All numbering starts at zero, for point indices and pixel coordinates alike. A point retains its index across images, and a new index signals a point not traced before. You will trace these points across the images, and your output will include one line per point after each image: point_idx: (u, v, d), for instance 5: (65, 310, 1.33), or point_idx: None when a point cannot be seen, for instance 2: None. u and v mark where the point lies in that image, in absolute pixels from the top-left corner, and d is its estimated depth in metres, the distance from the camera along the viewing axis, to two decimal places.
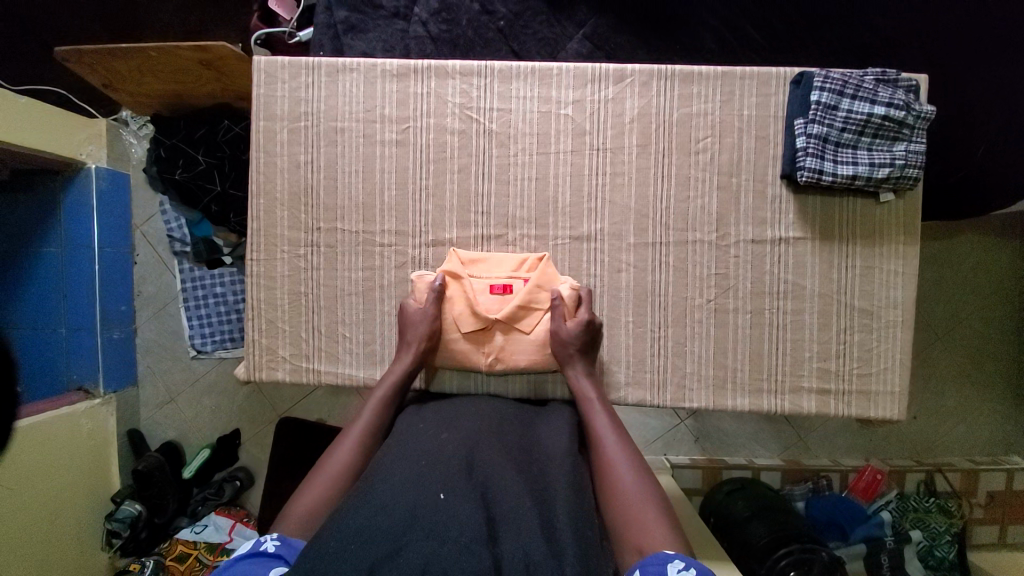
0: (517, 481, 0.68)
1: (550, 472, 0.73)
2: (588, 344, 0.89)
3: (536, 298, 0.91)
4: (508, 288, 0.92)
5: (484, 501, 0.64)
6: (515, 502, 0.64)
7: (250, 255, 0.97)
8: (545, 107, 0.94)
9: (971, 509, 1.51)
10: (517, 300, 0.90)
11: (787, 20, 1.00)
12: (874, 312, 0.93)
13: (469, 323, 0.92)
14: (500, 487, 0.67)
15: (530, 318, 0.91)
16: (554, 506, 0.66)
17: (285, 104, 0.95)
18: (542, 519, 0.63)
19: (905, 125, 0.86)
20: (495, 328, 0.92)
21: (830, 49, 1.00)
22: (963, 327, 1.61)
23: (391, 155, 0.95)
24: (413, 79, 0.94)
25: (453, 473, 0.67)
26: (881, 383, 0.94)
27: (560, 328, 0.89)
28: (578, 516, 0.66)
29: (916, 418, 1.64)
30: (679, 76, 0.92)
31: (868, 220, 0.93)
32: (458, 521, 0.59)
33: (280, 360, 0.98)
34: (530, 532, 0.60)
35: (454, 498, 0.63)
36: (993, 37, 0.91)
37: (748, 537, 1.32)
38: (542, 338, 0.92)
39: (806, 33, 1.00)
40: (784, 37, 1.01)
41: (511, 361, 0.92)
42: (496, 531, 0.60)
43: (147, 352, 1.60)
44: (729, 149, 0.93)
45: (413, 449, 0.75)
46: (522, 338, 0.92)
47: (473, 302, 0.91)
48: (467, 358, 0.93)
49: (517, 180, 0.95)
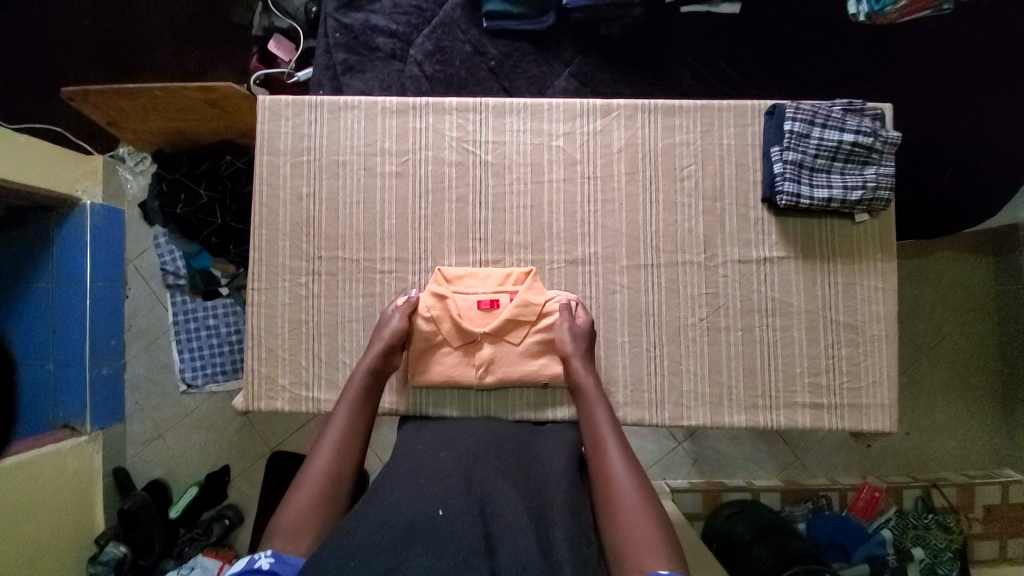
0: (516, 497, 0.69)
1: (549, 490, 0.74)
2: (586, 343, 0.92)
3: (524, 311, 0.94)
4: (494, 304, 0.95)
5: (482, 517, 0.65)
6: (513, 516, 0.65)
7: (251, 284, 0.98)
8: (537, 140, 0.99)
9: (971, 524, 1.55)
10: (504, 313, 0.94)
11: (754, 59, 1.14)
12: (858, 327, 0.97)
13: (456, 337, 0.95)
14: (498, 503, 0.67)
15: (514, 331, 0.95)
16: (552, 523, 0.67)
17: (288, 139, 0.99)
18: (540, 534, 0.64)
19: (874, 150, 0.92)
20: (483, 341, 0.95)
21: (772, 78, 1.14)
22: (945, 341, 1.68)
23: (391, 186, 0.98)
24: (411, 115, 0.98)
25: (451, 490, 0.68)
26: (872, 397, 0.96)
27: (565, 328, 0.92)
28: (576, 533, 0.67)
29: (909, 433, 1.67)
30: (662, 109, 0.98)
31: (846, 239, 0.97)
32: (456, 536, 0.60)
33: (279, 389, 0.97)
34: (527, 549, 0.61)
35: (454, 515, 0.64)
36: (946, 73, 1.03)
37: (751, 561, 1.32)
38: (529, 350, 0.95)
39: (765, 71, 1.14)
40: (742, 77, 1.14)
41: (500, 371, 0.94)
42: (494, 545, 0.61)
43: (136, 387, 1.57)
44: (711, 175, 0.98)
45: (414, 466, 0.75)
46: (509, 350, 0.95)
47: (460, 318, 0.94)
48: (454, 375, 0.94)
49: (513, 208, 0.98)
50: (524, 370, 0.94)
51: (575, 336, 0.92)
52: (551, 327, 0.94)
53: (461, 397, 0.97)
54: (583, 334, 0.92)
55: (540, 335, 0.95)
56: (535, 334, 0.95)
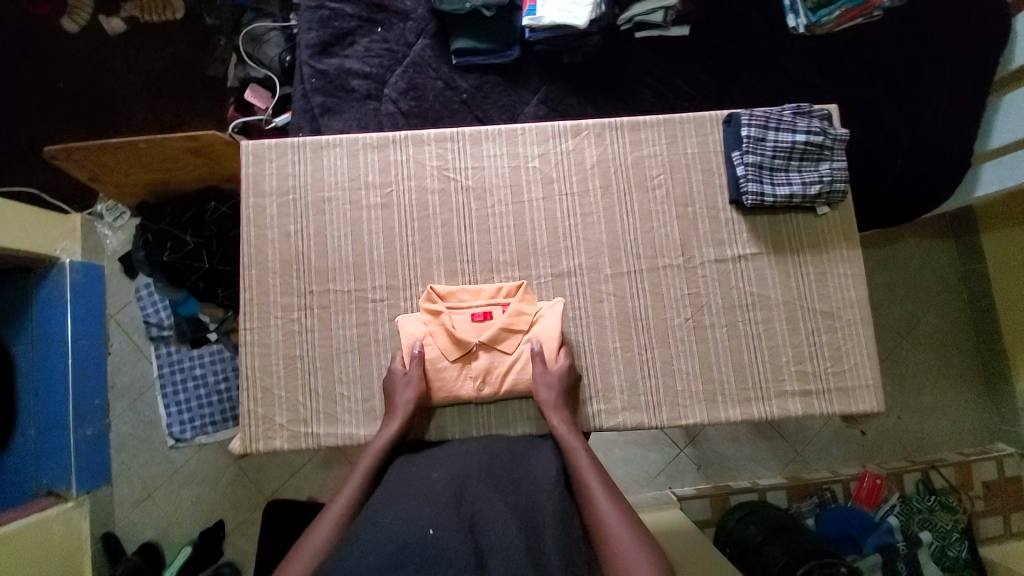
0: (505, 511, 0.70)
1: (537, 500, 0.76)
2: (567, 390, 0.94)
3: (517, 320, 0.96)
4: (487, 315, 0.97)
5: (473, 534, 0.66)
6: (504, 531, 0.66)
7: (243, 324, 0.98)
8: (514, 162, 1.03)
9: (972, 502, 1.62)
10: (497, 324, 0.96)
11: (696, 79, 1.30)
12: (834, 313, 1.01)
13: (451, 351, 0.95)
14: (488, 518, 0.68)
15: (509, 340, 0.96)
16: (542, 532, 0.69)
17: (273, 180, 1.01)
18: (529, 544, 0.66)
19: (825, 147, 0.99)
20: (479, 352, 0.96)
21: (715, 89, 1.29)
22: (923, 323, 1.75)
23: (377, 218, 1.00)
24: (392, 148, 1.02)
25: (442, 508, 0.70)
26: (856, 379, 1.00)
27: (542, 375, 0.93)
28: (565, 538, 0.70)
29: (902, 417, 1.71)
30: (628, 126, 1.04)
31: (812, 232, 1.02)
32: (447, 553, 0.62)
33: (277, 428, 0.96)
34: (517, 559, 0.62)
35: (445, 533, 0.65)
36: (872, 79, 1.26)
37: (764, 559, 1.38)
38: (523, 360, 0.96)
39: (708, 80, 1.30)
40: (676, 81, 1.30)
41: (497, 383, 0.95)
42: (485, 560, 0.63)
43: (122, 447, 1.52)
44: (681, 183, 1.03)
45: (405, 488, 0.76)
46: (505, 360, 0.96)
47: (456, 331, 0.95)
48: (453, 390, 0.95)
49: (497, 228, 1.01)
50: (521, 380, 0.95)
51: (549, 387, 0.93)
52: (540, 336, 0.96)
53: (462, 413, 0.98)
54: (559, 380, 0.93)
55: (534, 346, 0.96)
56: (527, 343, 0.97)
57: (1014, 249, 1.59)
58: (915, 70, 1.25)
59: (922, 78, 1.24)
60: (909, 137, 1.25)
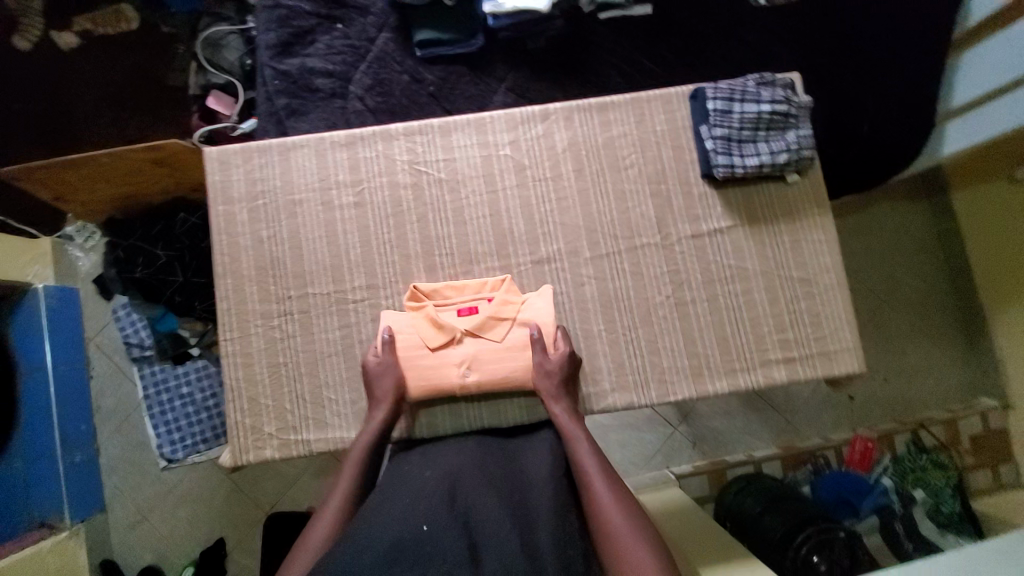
0: (499, 507, 0.71)
1: (532, 496, 0.77)
2: (568, 378, 0.94)
3: (505, 309, 0.96)
4: (473, 310, 0.96)
5: (467, 529, 0.67)
6: (497, 529, 0.67)
7: (223, 335, 0.97)
8: (485, 151, 1.02)
9: (962, 457, 1.67)
10: (484, 314, 0.95)
11: (661, 57, 1.32)
12: (811, 279, 1.03)
13: (435, 339, 0.95)
14: (482, 516, 0.69)
15: (496, 327, 0.96)
16: (537, 528, 0.71)
17: (242, 186, 0.99)
18: (524, 539, 0.68)
19: (790, 116, 1.00)
20: (464, 340, 0.95)
21: (682, 61, 1.32)
22: (902, 285, 1.79)
23: (351, 217, 0.99)
24: (360, 146, 1.00)
25: (437, 505, 0.69)
26: (837, 342, 1.02)
27: (542, 363, 0.94)
28: (560, 531, 0.71)
29: (887, 379, 1.75)
30: (596, 107, 1.04)
31: (784, 200, 1.03)
32: (441, 551, 0.63)
33: (266, 438, 0.95)
34: (512, 555, 0.65)
35: (439, 529, 0.66)
36: (832, 50, 1.32)
37: (764, 532, 1.42)
38: (513, 345, 0.96)
39: (670, 55, 1.32)
40: (641, 57, 1.32)
41: (482, 370, 0.95)
42: (480, 555, 0.64)
43: (113, 470, 1.50)
44: (652, 160, 1.04)
45: (400, 487, 0.76)
46: (491, 347, 0.95)
47: (440, 320, 0.95)
48: (436, 379, 0.94)
49: (474, 219, 1.01)
50: (509, 365, 0.95)
51: (549, 374, 0.93)
52: (537, 320, 0.96)
53: (446, 404, 0.98)
54: (561, 368, 0.93)
55: (520, 331, 0.96)
56: (517, 329, 0.96)
57: (981, 205, 1.66)
58: (866, 37, 1.31)
59: (872, 43, 1.31)
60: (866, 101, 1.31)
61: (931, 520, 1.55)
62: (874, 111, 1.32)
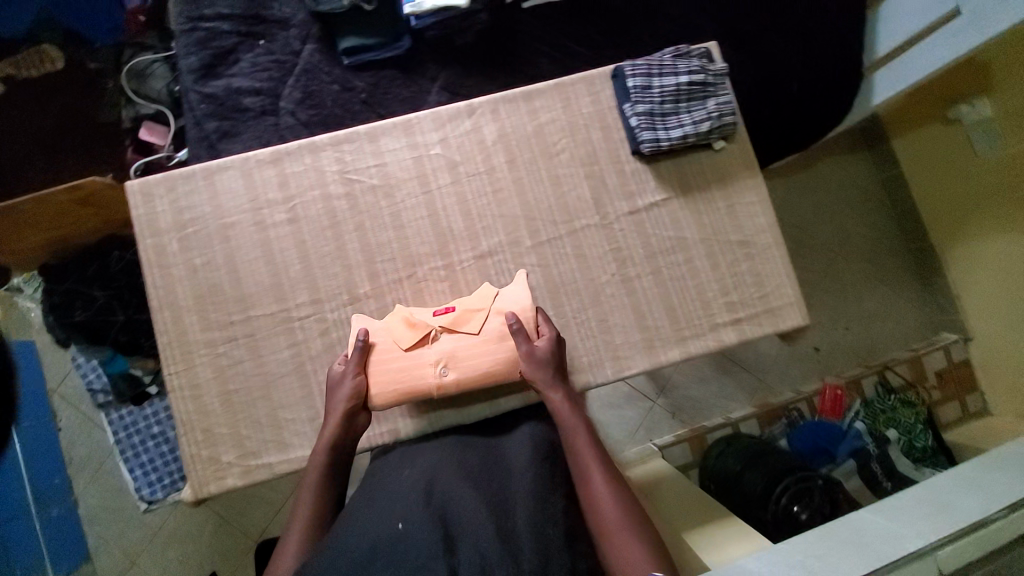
0: (473, 496, 0.73)
1: (511, 484, 0.77)
2: (558, 364, 0.92)
3: (480, 301, 0.95)
4: (449, 309, 0.95)
5: (442, 522, 0.69)
6: (472, 516, 0.70)
7: (169, 369, 0.95)
8: (415, 152, 1.01)
9: (929, 393, 1.73)
10: (460, 309, 0.94)
11: (588, 38, 1.33)
12: (749, 242, 1.05)
13: (410, 339, 0.92)
14: (457, 506, 0.72)
15: (472, 320, 0.93)
16: (514, 514, 0.71)
17: (170, 217, 0.97)
18: (500, 525, 0.69)
19: (709, 84, 1.02)
20: (439, 337, 0.93)
21: (610, 41, 1.33)
22: (854, 235, 1.84)
23: (286, 234, 0.98)
24: (287, 161, 0.99)
25: (412, 502, 0.73)
26: (780, 299, 1.05)
27: (530, 351, 0.90)
28: (539, 516, 0.71)
29: (849, 327, 1.80)
30: (521, 97, 1.04)
31: (715, 167, 1.05)
32: (417, 546, 0.66)
33: (226, 466, 0.94)
34: (487, 541, 0.66)
35: (414, 525, 0.69)
36: (753, 15, 1.34)
37: (744, 488, 1.47)
38: (491, 336, 0.93)
39: (597, 36, 1.33)
40: (569, 41, 1.33)
41: (460, 366, 0.92)
42: (456, 543, 0.66)
43: (94, 519, 1.46)
44: (583, 143, 1.04)
45: (380, 491, 0.79)
46: (467, 342, 0.92)
47: (414, 320, 0.93)
48: (413, 380, 0.92)
49: (411, 221, 1.00)
50: (490, 356, 0.92)
51: (539, 361, 0.90)
52: (513, 308, 0.94)
53: (418, 406, 0.98)
54: (550, 356, 0.91)
55: (496, 321, 0.93)
56: (494, 319, 0.93)
57: (931, 146, 1.70)
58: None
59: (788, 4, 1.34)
60: (789, 61, 1.34)
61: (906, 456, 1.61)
62: (800, 70, 1.35)
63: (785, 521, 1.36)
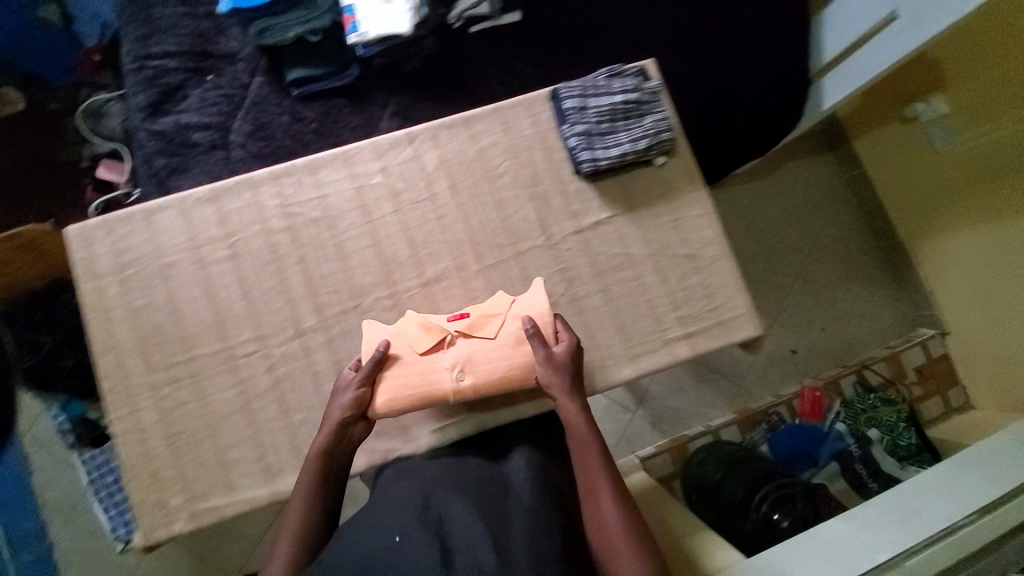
0: (470, 509, 0.71)
1: (510, 499, 0.76)
2: (575, 370, 0.90)
3: (495, 306, 0.95)
4: (463, 314, 0.95)
5: (439, 535, 0.67)
6: (469, 529, 0.68)
7: (111, 415, 0.93)
8: (356, 182, 1.01)
9: (909, 390, 1.72)
10: (475, 314, 0.94)
11: (537, 58, 1.34)
12: (696, 255, 1.05)
13: (426, 344, 0.91)
14: (454, 521, 0.69)
15: (488, 325, 0.93)
16: (511, 529, 0.70)
17: (109, 259, 0.96)
18: (497, 540, 0.67)
19: (644, 102, 1.04)
20: (456, 343, 0.92)
21: (558, 60, 1.34)
22: (823, 237, 1.84)
23: (227, 271, 0.97)
24: (226, 198, 0.98)
25: (407, 516, 0.70)
26: (731, 310, 1.04)
27: (548, 356, 0.89)
28: (536, 531, 0.70)
29: (825, 328, 1.80)
30: (461, 122, 1.05)
31: (658, 182, 1.05)
32: (412, 561, 0.63)
33: (174, 512, 0.92)
34: (483, 555, 0.64)
35: (411, 539, 0.66)
36: (697, 27, 1.35)
37: (727, 496, 1.45)
38: (507, 342, 0.92)
39: (545, 56, 1.34)
40: (517, 62, 1.34)
41: (477, 371, 0.91)
42: (451, 557, 0.64)
43: (69, 563, 1.42)
44: (525, 165, 1.04)
45: (376, 508, 0.77)
46: (484, 346, 0.92)
47: (428, 325, 0.93)
48: (427, 387, 0.90)
49: (355, 251, 0.99)
50: (507, 359, 0.91)
51: (558, 366, 0.89)
52: (530, 313, 0.93)
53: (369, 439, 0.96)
54: (566, 361, 0.89)
55: (513, 326, 0.93)
56: (509, 323, 0.93)
57: (888, 144, 1.72)
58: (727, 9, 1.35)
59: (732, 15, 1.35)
60: (735, 71, 1.35)
61: (892, 455, 1.58)
62: (750, 79, 1.35)
63: (766, 529, 1.35)
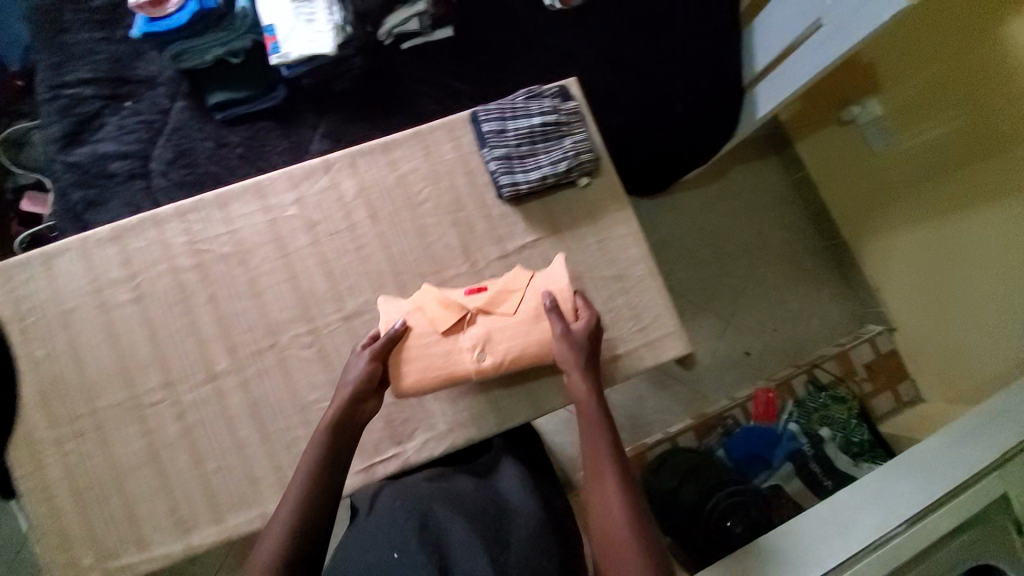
0: (467, 523, 0.71)
1: (510, 513, 0.76)
2: (593, 347, 0.89)
3: (514, 281, 0.94)
4: (480, 288, 0.93)
5: (439, 553, 0.67)
6: (469, 545, 0.68)
7: (13, 472, 0.89)
8: (269, 216, 0.98)
9: (860, 386, 1.72)
10: (493, 288, 0.93)
11: (471, 74, 1.33)
12: (623, 275, 1.04)
13: (446, 319, 0.90)
14: (454, 535, 0.69)
15: (508, 300, 0.92)
16: (509, 545, 0.70)
17: (6, 307, 0.92)
18: (494, 556, 0.67)
19: (563, 123, 1.04)
20: (474, 319, 0.91)
21: (491, 76, 1.32)
22: (769, 239, 1.86)
23: (134, 315, 0.93)
24: (130, 237, 0.95)
25: (403, 531, 0.70)
26: (660, 329, 1.03)
27: (567, 332, 0.88)
28: (532, 548, 0.71)
29: (777, 330, 1.82)
30: (378, 148, 1.02)
31: (582, 203, 1.04)
32: None
33: (84, 571, 0.88)
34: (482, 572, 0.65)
35: (411, 557, 0.66)
36: (627, 41, 1.35)
37: (682, 504, 1.44)
38: (525, 317, 0.91)
39: (477, 72, 1.32)
40: (450, 80, 1.32)
41: (497, 348, 0.90)
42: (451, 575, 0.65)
43: None
44: (445, 191, 1.02)
45: (371, 519, 0.76)
46: (504, 322, 0.91)
47: (447, 300, 0.91)
48: (447, 364, 0.89)
49: (269, 287, 0.96)
50: (527, 334, 0.90)
51: (577, 341, 0.87)
52: (550, 288, 0.92)
53: None
54: (585, 339, 0.88)
55: (532, 300, 0.92)
56: (528, 299, 0.92)
57: (826, 146, 1.74)
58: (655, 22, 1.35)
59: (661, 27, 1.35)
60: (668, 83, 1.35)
61: (844, 453, 1.55)
62: (683, 90, 1.36)
63: (719, 538, 1.33)
